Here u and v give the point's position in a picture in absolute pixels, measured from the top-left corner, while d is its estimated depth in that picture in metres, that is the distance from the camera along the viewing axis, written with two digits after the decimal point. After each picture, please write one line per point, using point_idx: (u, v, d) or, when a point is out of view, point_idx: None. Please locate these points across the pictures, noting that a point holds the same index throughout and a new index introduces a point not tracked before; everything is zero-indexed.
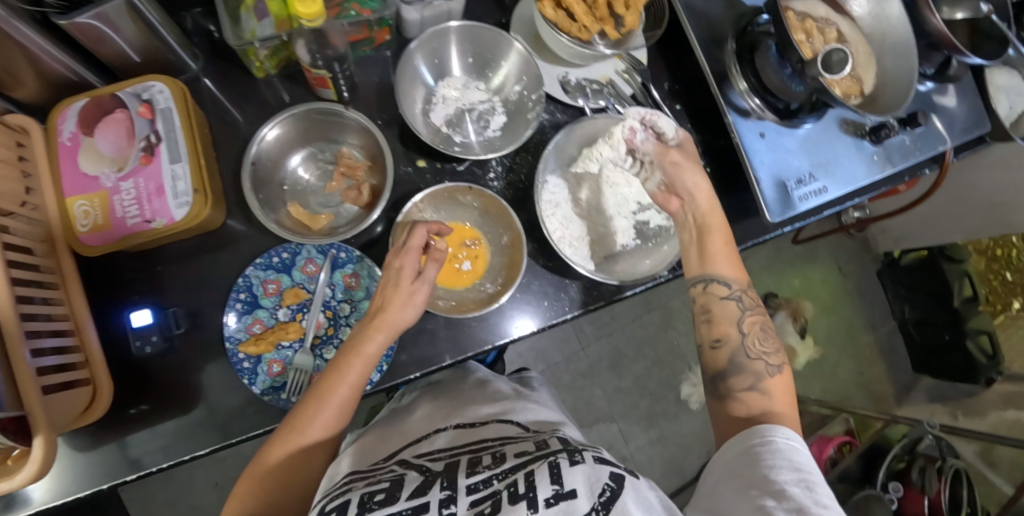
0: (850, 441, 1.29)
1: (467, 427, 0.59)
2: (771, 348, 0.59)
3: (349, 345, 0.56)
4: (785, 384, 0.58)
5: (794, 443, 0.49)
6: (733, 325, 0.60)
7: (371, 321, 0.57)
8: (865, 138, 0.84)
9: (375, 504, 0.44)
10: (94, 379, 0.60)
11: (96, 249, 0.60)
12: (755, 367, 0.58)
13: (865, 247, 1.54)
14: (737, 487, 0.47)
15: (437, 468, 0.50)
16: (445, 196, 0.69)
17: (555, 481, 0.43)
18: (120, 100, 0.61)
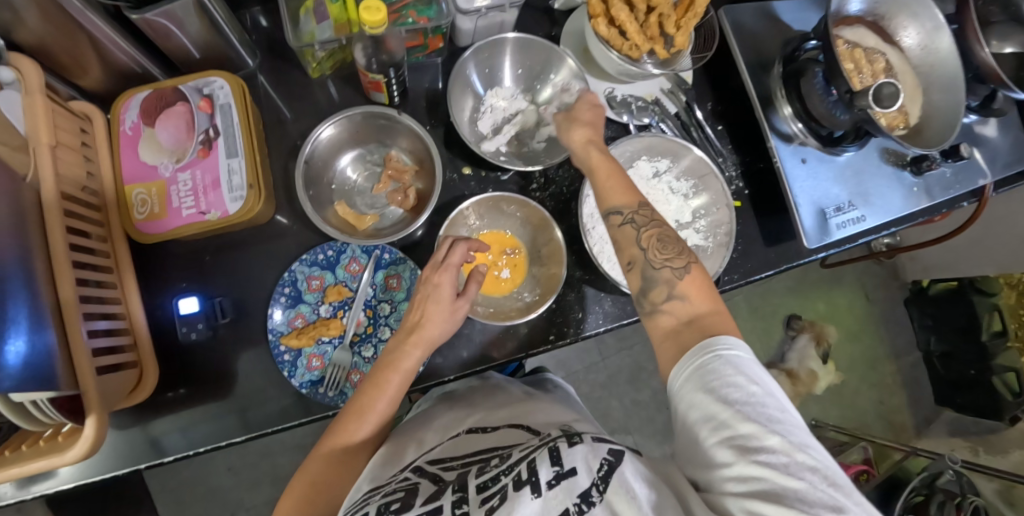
0: (868, 470, 1.27)
1: (477, 432, 0.57)
2: (673, 254, 0.55)
3: (385, 360, 0.56)
4: (698, 281, 0.53)
5: (741, 352, 0.45)
6: (633, 244, 0.56)
7: (408, 336, 0.57)
8: (906, 168, 0.84)
9: (390, 513, 0.43)
10: (141, 362, 0.61)
11: (152, 237, 0.62)
12: (663, 276, 0.54)
13: (893, 274, 1.52)
14: (691, 416, 0.45)
15: (449, 477, 0.49)
16: (493, 206, 0.71)
17: (555, 462, 0.44)
18: (181, 94, 0.63)
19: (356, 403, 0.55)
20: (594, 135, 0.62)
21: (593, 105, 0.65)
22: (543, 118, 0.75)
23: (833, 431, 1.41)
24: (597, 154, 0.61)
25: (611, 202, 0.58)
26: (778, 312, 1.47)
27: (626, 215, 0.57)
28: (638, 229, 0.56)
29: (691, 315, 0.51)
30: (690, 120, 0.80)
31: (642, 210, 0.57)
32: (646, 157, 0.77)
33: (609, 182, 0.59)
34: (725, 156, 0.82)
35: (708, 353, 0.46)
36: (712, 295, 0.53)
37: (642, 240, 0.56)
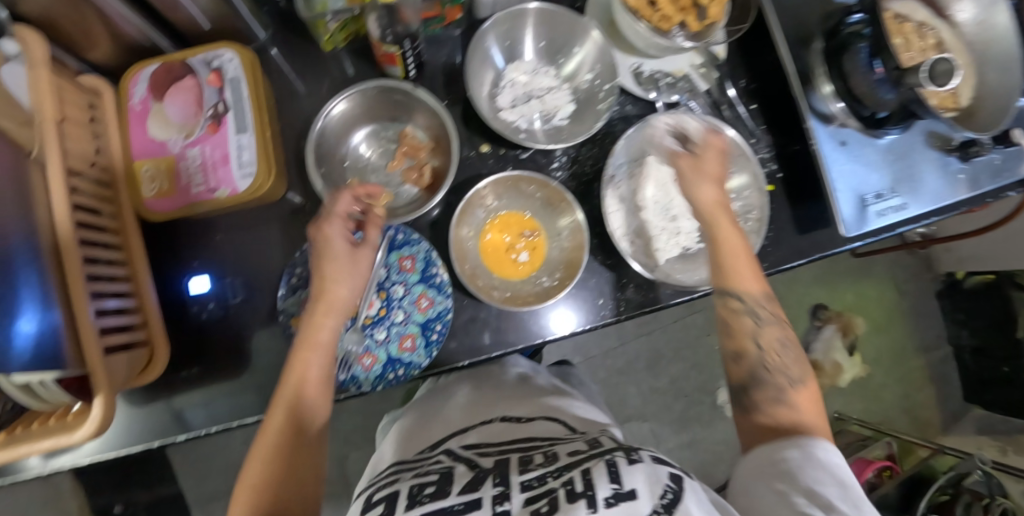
0: (892, 467, 1.25)
1: (513, 421, 0.62)
2: (792, 362, 0.58)
3: (301, 339, 0.56)
4: (812, 396, 0.57)
5: (836, 459, 0.49)
6: (748, 338, 0.60)
7: (316, 306, 0.56)
8: (952, 154, 0.78)
9: (426, 497, 0.47)
10: (152, 341, 0.61)
11: (162, 215, 0.61)
12: (775, 381, 0.57)
13: (926, 265, 1.46)
14: (772, 489, 0.47)
15: (487, 464, 0.53)
16: (512, 185, 0.68)
17: (615, 480, 0.44)
18: (190, 67, 0.61)
19: (291, 379, 0.54)
20: (722, 203, 0.63)
21: (720, 157, 0.65)
22: (567, 95, 0.71)
23: (856, 425, 1.38)
24: (725, 223, 0.62)
25: (739, 283, 0.60)
26: (803, 301, 1.42)
27: (747, 305, 0.60)
28: (759, 324, 0.59)
29: (799, 422, 0.55)
30: (721, 97, 0.76)
31: (766, 305, 0.60)
32: None
33: (738, 263, 0.61)
34: (757, 137, 0.79)
35: (805, 446, 0.50)
36: (823, 415, 0.57)
37: (761, 343, 0.59)
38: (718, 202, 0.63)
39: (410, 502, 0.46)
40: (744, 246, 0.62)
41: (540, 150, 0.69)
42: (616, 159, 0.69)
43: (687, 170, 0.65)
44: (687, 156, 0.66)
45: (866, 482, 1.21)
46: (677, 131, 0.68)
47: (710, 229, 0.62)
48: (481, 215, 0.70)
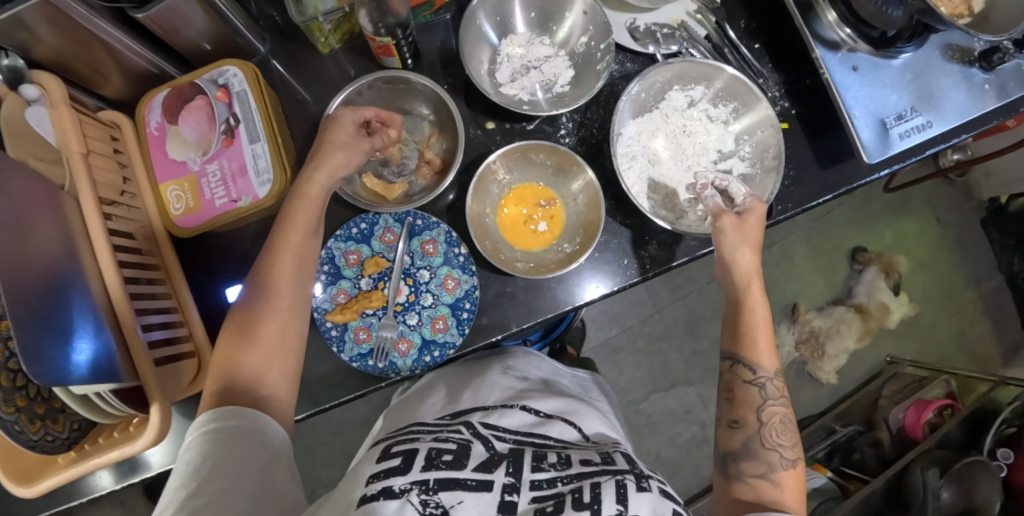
0: (951, 404, 1.21)
1: (535, 415, 0.63)
2: (789, 444, 0.58)
3: (294, 189, 0.57)
4: (798, 478, 0.57)
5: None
6: (752, 409, 0.60)
7: (313, 162, 0.58)
8: (974, 65, 0.76)
9: (443, 463, 0.49)
10: (198, 351, 0.63)
11: (193, 230, 0.63)
12: (768, 457, 0.57)
13: (967, 195, 1.38)
14: None
15: (502, 449, 0.54)
16: (517, 157, 0.68)
17: (620, 502, 0.46)
18: (198, 87, 0.63)
19: (293, 224, 0.56)
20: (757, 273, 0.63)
21: (761, 223, 0.63)
22: (563, 61, 0.71)
23: (911, 367, 1.33)
24: (756, 293, 0.63)
25: (760, 359, 0.61)
26: (840, 246, 1.38)
27: (756, 378, 0.61)
28: (766, 398, 0.60)
29: (779, 502, 0.55)
30: (721, 41, 0.74)
31: (775, 381, 0.61)
32: (678, 87, 0.71)
33: (758, 333, 0.62)
34: (766, 77, 0.77)
35: None
36: (802, 498, 0.57)
37: (762, 415, 0.60)
38: (754, 268, 0.63)
39: (427, 464, 0.49)
40: (767, 323, 0.63)
41: (546, 119, 0.69)
42: (622, 119, 0.69)
43: (727, 228, 0.62)
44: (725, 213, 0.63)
45: (925, 425, 1.20)
46: (722, 191, 0.66)
47: (739, 294, 0.64)
48: (495, 190, 0.71)
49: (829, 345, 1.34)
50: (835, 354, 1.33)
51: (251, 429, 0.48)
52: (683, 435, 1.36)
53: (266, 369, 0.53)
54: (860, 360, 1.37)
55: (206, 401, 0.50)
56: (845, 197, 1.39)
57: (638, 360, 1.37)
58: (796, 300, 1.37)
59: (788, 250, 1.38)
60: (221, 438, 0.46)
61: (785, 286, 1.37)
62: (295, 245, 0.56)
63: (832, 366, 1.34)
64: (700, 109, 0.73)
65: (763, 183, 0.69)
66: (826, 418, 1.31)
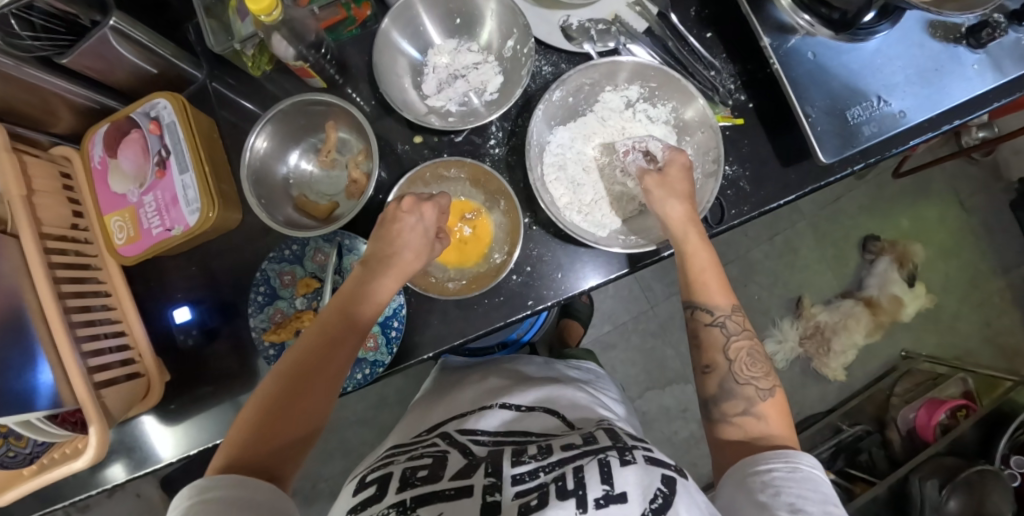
0: (968, 405, 1.13)
1: (514, 411, 0.62)
2: (761, 372, 0.55)
3: (356, 287, 0.57)
4: (778, 406, 0.54)
5: (817, 471, 0.47)
6: (719, 351, 0.57)
7: (382, 266, 0.58)
8: (961, 43, 0.67)
9: (418, 480, 0.48)
10: (147, 373, 0.68)
11: (134, 258, 0.66)
12: (745, 393, 0.54)
13: (994, 174, 1.27)
14: (753, 504, 0.45)
15: (480, 452, 0.53)
16: (421, 182, 0.67)
17: (606, 481, 0.45)
18: (134, 121, 0.66)
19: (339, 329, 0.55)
20: (693, 219, 0.60)
21: (685, 174, 0.62)
22: (489, 67, 0.68)
23: (928, 363, 1.23)
24: (694, 238, 0.59)
25: (705, 299, 0.58)
26: (850, 235, 1.29)
27: (716, 318, 0.58)
28: (728, 337, 0.57)
29: (765, 436, 0.51)
30: (664, 32, 0.69)
31: (734, 317, 0.58)
32: (610, 87, 0.68)
33: (706, 277, 0.59)
34: (718, 69, 0.71)
35: (784, 456, 0.48)
36: (790, 426, 0.54)
37: (729, 352, 0.56)
38: (687, 217, 0.60)
39: (402, 484, 0.48)
40: (712, 259, 0.59)
41: (473, 130, 0.67)
42: (541, 127, 0.67)
43: (651, 188, 0.61)
44: (653, 174, 0.62)
45: (937, 426, 1.12)
46: (646, 152, 0.66)
47: (677, 245, 0.59)
48: None
49: (835, 341, 1.24)
50: (842, 350, 1.25)
51: (216, 495, 0.42)
52: (680, 433, 1.31)
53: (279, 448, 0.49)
54: (872, 354, 1.28)
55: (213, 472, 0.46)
56: (856, 183, 1.30)
57: (632, 357, 1.32)
58: (801, 293, 1.28)
59: (794, 240, 1.30)
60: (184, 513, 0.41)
61: (789, 278, 1.29)
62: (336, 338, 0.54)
63: (839, 362, 1.25)
64: (638, 109, 0.69)
65: (703, 188, 0.65)
66: (833, 416, 1.23)
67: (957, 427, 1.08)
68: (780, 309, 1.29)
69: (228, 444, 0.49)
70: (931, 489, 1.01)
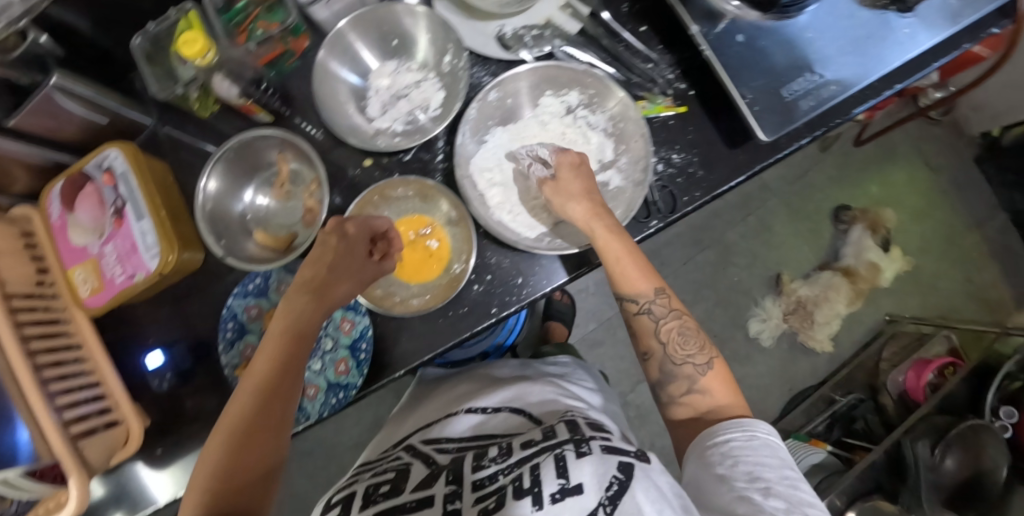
0: (954, 362, 1.13)
1: (480, 413, 0.64)
2: (695, 349, 0.57)
3: (287, 321, 0.56)
4: (721, 375, 0.57)
5: (772, 437, 0.50)
6: (652, 337, 0.59)
7: (309, 296, 0.57)
8: (890, 9, 0.68)
9: (380, 495, 0.50)
10: (125, 420, 0.67)
11: (100, 309, 0.67)
12: (683, 372, 0.57)
13: (957, 132, 1.32)
14: (714, 475, 0.48)
15: (442, 461, 0.55)
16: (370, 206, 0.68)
17: (561, 476, 0.45)
18: (87, 174, 0.68)
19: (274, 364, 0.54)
20: (598, 213, 0.60)
21: (577, 172, 0.63)
22: (429, 85, 0.70)
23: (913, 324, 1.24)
24: (606, 228, 0.60)
25: (627, 290, 0.60)
26: (822, 208, 1.30)
27: (643, 306, 0.59)
28: (657, 322, 0.59)
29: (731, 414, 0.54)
30: (597, 31, 0.71)
31: (660, 300, 0.59)
32: (551, 92, 0.71)
33: (625, 266, 0.59)
34: (656, 61, 0.72)
35: (742, 425, 0.50)
36: (734, 390, 0.56)
37: (662, 335, 0.59)
38: (593, 213, 0.61)
39: (365, 501, 0.50)
40: (629, 247, 0.59)
41: (420, 148, 0.68)
42: (476, 128, 0.69)
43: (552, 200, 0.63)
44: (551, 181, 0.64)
45: (927, 386, 1.12)
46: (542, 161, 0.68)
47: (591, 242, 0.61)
48: None
49: (818, 314, 1.26)
50: (826, 322, 1.26)
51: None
52: None
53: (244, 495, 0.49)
54: (857, 322, 1.29)
55: None
56: (822, 155, 1.32)
57: (621, 352, 1.33)
58: (780, 270, 1.29)
59: (767, 218, 1.31)
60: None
61: (768, 256, 1.30)
62: (270, 382, 0.53)
63: (825, 333, 1.27)
64: (579, 114, 0.72)
65: (632, 197, 0.67)
66: (825, 388, 1.23)
67: (945, 385, 1.08)
68: (760, 288, 1.30)
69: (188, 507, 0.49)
70: (924, 451, 1.00)
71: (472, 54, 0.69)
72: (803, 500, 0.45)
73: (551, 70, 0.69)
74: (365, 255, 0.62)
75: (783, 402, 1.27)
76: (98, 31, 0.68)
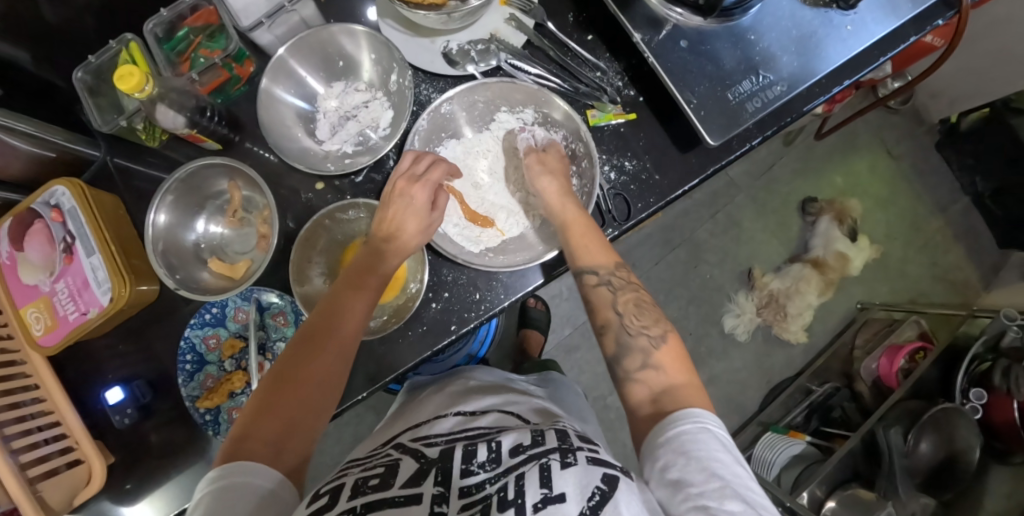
0: (924, 347, 1.15)
1: (467, 416, 0.58)
2: (650, 321, 0.55)
3: (368, 264, 0.57)
4: (675, 352, 0.53)
5: (722, 429, 0.45)
6: (609, 308, 0.58)
7: (387, 243, 0.58)
8: (832, 8, 0.67)
9: (369, 488, 0.44)
10: (87, 460, 0.66)
11: (54, 348, 0.65)
12: (638, 343, 0.54)
13: (916, 120, 1.35)
14: (665, 478, 0.42)
15: (432, 455, 0.49)
16: (323, 229, 0.68)
17: (545, 485, 0.42)
18: (34, 212, 0.67)
19: (353, 303, 0.54)
20: (562, 196, 0.65)
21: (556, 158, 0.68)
22: (379, 105, 0.70)
23: (883, 310, 1.27)
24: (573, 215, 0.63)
25: (585, 262, 0.60)
26: (789, 200, 1.34)
27: (602, 276, 0.59)
28: (613, 292, 0.58)
29: None
30: (544, 43, 0.71)
31: (619, 273, 0.60)
32: (506, 108, 0.72)
33: (586, 240, 0.61)
34: (604, 69, 0.72)
35: (690, 414, 0.45)
36: (690, 367, 0.52)
37: (619, 305, 0.58)
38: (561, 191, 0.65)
39: (353, 492, 0.43)
40: (590, 227, 0.62)
41: (371, 169, 0.69)
42: (426, 140, 0.70)
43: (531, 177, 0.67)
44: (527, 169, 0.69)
45: (899, 371, 1.14)
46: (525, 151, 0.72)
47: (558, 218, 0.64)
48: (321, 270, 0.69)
49: (790, 306, 1.28)
50: (799, 313, 1.29)
51: (247, 484, 0.40)
52: None
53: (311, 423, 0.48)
54: (829, 311, 1.32)
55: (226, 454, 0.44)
56: (785, 150, 1.36)
57: (598, 354, 1.34)
58: (751, 265, 1.33)
59: (735, 214, 1.34)
60: (212, 502, 0.39)
61: (737, 251, 1.33)
62: (349, 318, 0.53)
63: (798, 324, 1.29)
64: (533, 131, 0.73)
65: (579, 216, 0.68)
66: (801, 379, 1.25)
67: (916, 369, 1.10)
68: (732, 283, 1.32)
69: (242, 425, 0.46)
70: (897, 438, 1.02)
71: (417, 71, 0.69)
72: (754, 496, 0.41)
73: (505, 86, 0.69)
74: (427, 201, 0.60)
75: (761, 394, 1.29)
76: (43, 68, 0.68)
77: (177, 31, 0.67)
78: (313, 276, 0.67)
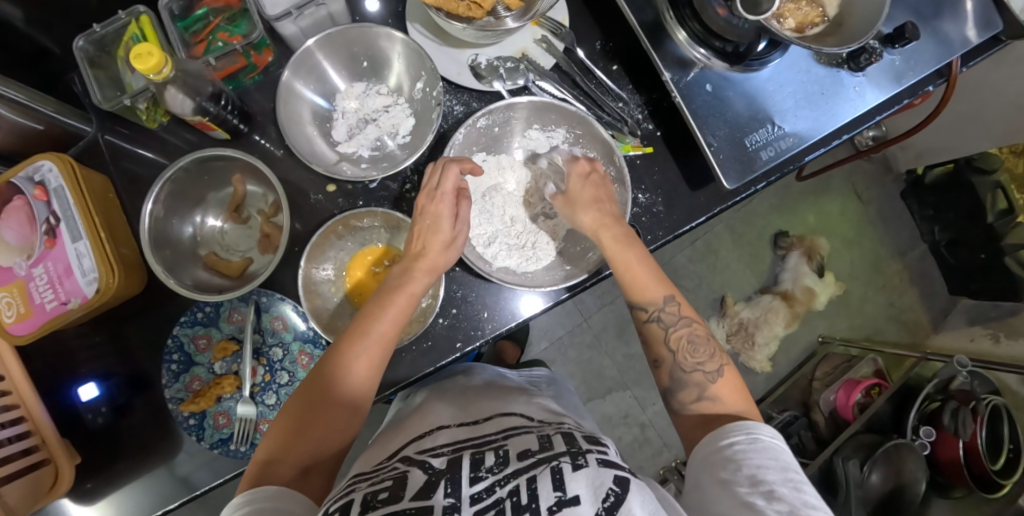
0: (879, 383, 1.23)
1: (468, 424, 0.56)
2: (705, 357, 0.56)
3: (393, 286, 0.57)
4: (732, 382, 0.55)
5: (778, 441, 0.46)
6: (662, 344, 0.58)
7: (413, 264, 0.58)
8: (843, 67, 0.70)
9: (378, 503, 0.41)
10: (53, 459, 0.62)
11: (25, 338, 0.60)
12: (694, 379, 0.55)
13: (885, 168, 1.44)
14: (716, 480, 0.44)
15: (441, 466, 0.46)
16: (334, 235, 0.66)
17: (558, 488, 0.40)
18: (15, 187, 0.60)
19: (381, 326, 0.54)
20: (608, 224, 0.62)
21: (585, 184, 0.65)
22: (400, 112, 0.69)
23: (841, 345, 1.36)
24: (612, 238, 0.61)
25: (635, 299, 0.60)
26: (764, 233, 1.40)
27: (654, 313, 0.59)
28: (667, 329, 0.58)
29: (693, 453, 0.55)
30: (571, 67, 0.72)
31: (671, 306, 0.59)
32: (538, 126, 0.72)
33: (636, 273, 0.60)
34: (626, 100, 0.73)
35: (744, 427, 0.47)
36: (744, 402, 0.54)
37: (671, 343, 0.58)
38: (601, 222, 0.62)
39: (362, 508, 0.41)
40: (639, 254, 0.61)
41: (387, 177, 0.67)
42: (461, 152, 0.69)
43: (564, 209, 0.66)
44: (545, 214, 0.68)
45: (855, 405, 1.21)
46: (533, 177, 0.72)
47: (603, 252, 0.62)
48: (330, 268, 0.68)
49: (758, 335, 1.35)
50: (766, 342, 1.35)
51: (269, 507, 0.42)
52: (624, 439, 1.36)
53: (328, 446, 0.50)
54: (793, 342, 1.39)
55: (252, 472, 0.46)
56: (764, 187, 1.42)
57: (571, 370, 1.35)
58: (724, 293, 1.38)
59: (713, 243, 1.39)
60: None
61: (713, 279, 1.38)
62: (375, 340, 0.53)
63: (764, 354, 1.36)
64: (561, 150, 0.74)
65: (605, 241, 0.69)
66: (763, 405, 1.31)
67: (872, 404, 1.17)
68: (705, 309, 1.37)
69: (266, 444, 0.49)
70: (854, 467, 1.07)
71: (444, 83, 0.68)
72: (807, 502, 0.41)
73: (542, 104, 0.68)
74: (449, 217, 0.59)
75: None
76: (37, 33, 0.63)
77: (195, 9, 0.63)
78: (321, 272, 0.67)
